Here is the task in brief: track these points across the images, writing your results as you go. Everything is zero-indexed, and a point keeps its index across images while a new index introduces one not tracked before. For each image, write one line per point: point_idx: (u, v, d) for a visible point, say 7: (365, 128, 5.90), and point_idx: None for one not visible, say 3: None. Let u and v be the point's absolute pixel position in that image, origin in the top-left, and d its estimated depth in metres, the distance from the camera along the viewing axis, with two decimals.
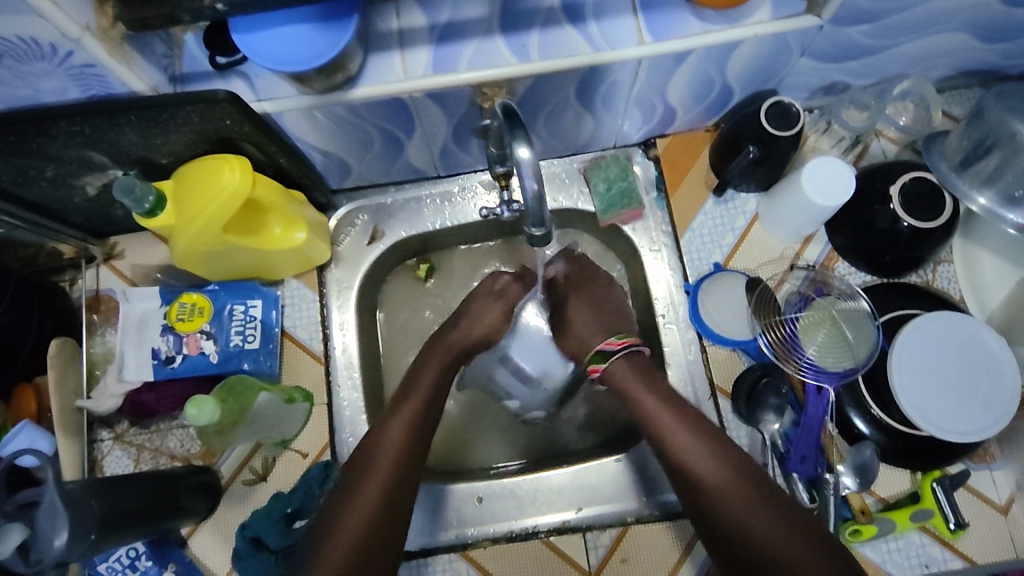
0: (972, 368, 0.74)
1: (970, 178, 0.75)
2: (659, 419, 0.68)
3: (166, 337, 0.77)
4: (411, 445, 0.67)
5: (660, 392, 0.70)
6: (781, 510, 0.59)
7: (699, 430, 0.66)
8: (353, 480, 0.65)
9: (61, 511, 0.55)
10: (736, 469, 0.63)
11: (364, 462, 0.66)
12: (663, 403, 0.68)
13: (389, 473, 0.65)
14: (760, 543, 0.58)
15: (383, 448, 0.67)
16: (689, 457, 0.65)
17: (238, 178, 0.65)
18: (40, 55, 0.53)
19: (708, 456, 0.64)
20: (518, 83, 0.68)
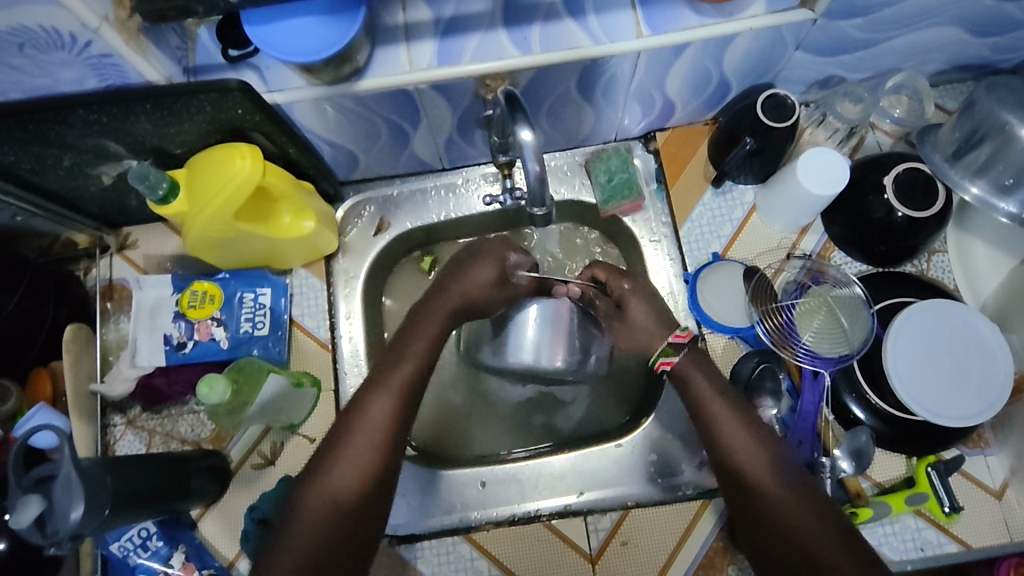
0: (966, 354, 0.76)
1: (963, 168, 0.77)
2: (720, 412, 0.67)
3: (178, 324, 0.79)
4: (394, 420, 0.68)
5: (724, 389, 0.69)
6: (821, 511, 0.61)
7: (749, 423, 0.66)
8: (332, 450, 0.66)
9: (76, 485, 0.57)
10: (782, 464, 0.64)
11: (346, 432, 0.67)
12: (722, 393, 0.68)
13: (370, 448, 0.66)
14: (798, 536, 0.60)
15: (366, 421, 0.67)
16: (735, 447, 0.65)
17: (249, 166, 0.68)
18: (61, 45, 0.55)
19: (755, 446, 0.65)
20: (521, 75, 0.70)
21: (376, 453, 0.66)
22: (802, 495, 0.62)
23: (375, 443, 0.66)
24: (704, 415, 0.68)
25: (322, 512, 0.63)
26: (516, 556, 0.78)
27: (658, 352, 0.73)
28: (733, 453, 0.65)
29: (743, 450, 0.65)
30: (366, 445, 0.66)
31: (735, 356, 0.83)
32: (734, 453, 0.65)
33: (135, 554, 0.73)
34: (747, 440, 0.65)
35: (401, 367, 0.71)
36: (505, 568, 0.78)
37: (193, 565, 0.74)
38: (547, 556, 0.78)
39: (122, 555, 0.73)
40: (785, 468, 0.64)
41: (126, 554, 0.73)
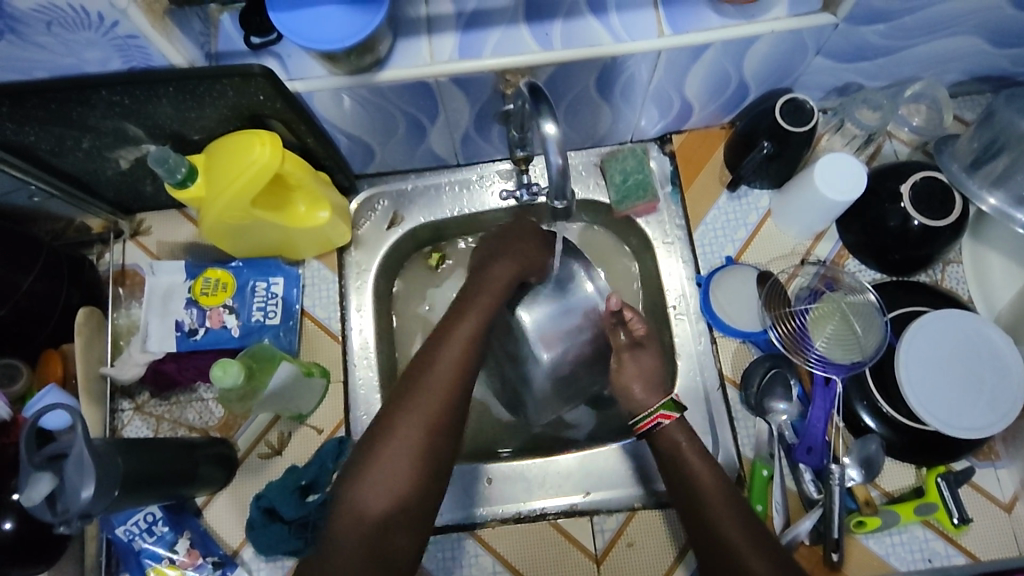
0: (979, 365, 0.75)
1: (982, 178, 0.77)
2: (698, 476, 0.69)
3: (190, 310, 0.79)
4: (443, 422, 0.67)
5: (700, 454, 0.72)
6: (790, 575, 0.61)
7: (720, 478, 0.69)
8: (362, 475, 0.65)
9: (88, 463, 0.57)
10: (753, 524, 0.65)
11: (374, 457, 0.65)
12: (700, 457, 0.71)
13: (402, 471, 0.65)
14: None
15: (395, 445, 0.65)
16: (708, 496, 0.68)
17: (268, 153, 0.68)
18: (87, 24, 0.55)
19: (728, 504, 0.67)
20: (541, 71, 0.70)
21: (407, 481, 0.65)
22: (772, 555, 0.63)
23: (407, 467, 0.65)
24: (680, 474, 0.71)
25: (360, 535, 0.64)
26: (521, 553, 0.77)
27: (660, 403, 0.75)
28: (706, 511, 0.67)
29: (717, 508, 0.67)
30: (395, 471, 0.65)
31: (745, 361, 0.82)
32: (707, 511, 0.67)
33: (141, 539, 0.73)
34: (719, 500, 0.67)
35: (432, 387, 0.68)
36: (514, 570, 0.77)
37: (197, 551, 0.74)
38: (552, 554, 0.77)
39: (128, 539, 0.73)
40: (754, 528, 0.65)
41: (132, 538, 0.73)
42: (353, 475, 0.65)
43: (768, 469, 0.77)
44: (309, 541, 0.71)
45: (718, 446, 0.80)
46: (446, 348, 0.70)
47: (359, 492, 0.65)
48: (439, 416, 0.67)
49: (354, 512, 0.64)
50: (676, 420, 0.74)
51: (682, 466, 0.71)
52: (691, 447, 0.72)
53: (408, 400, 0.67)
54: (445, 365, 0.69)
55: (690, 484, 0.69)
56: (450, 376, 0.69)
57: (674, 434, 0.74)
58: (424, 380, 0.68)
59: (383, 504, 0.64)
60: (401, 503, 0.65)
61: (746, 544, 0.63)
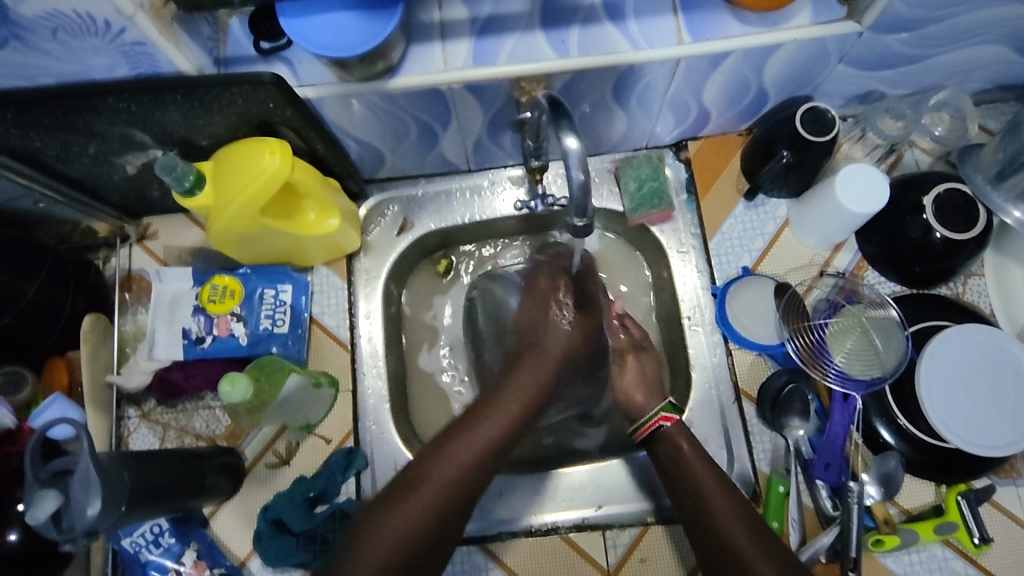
0: (1001, 381, 0.74)
1: (1007, 191, 0.75)
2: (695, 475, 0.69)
3: (197, 318, 0.78)
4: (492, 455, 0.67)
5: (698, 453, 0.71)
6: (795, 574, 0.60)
7: (718, 478, 0.69)
8: (395, 500, 0.63)
9: (94, 479, 0.56)
10: (756, 526, 0.64)
11: (420, 474, 0.65)
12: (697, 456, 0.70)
13: (432, 503, 0.63)
14: None
15: (434, 476, 0.64)
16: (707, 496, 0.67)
17: (278, 162, 0.66)
18: (93, 31, 0.54)
19: (729, 504, 0.66)
20: (557, 78, 0.68)
21: (433, 512, 0.63)
22: (775, 556, 0.61)
23: (438, 499, 0.63)
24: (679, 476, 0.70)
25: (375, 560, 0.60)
26: (532, 567, 0.76)
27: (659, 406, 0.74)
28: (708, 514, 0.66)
29: (719, 511, 0.65)
30: (426, 501, 0.63)
31: (762, 374, 0.81)
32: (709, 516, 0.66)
33: (147, 551, 0.72)
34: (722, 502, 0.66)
35: (485, 432, 0.68)
36: None
37: (204, 563, 0.73)
38: (563, 569, 0.76)
39: (133, 551, 0.72)
40: (757, 529, 0.64)
41: (138, 550, 0.72)
42: (394, 489, 0.64)
43: (785, 485, 0.76)
44: (317, 554, 0.74)
45: (733, 461, 0.79)
46: (507, 394, 0.72)
47: (385, 515, 0.62)
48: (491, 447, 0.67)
49: (377, 533, 0.61)
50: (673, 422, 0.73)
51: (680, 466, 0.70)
52: (689, 449, 0.71)
53: (468, 427, 0.68)
54: (501, 416, 0.70)
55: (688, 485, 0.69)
56: (504, 426, 0.69)
57: (670, 434, 0.72)
58: (488, 415, 0.69)
59: (404, 530, 0.61)
60: (420, 533, 0.62)
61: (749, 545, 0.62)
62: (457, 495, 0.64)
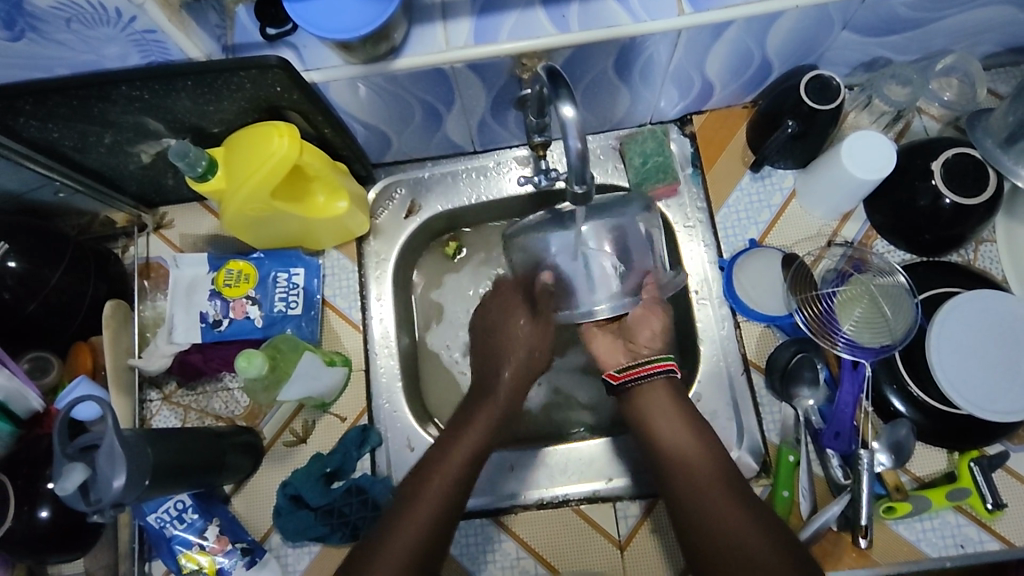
0: (1013, 347, 0.73)
1: (1017, 154, 0.74)
2: (674, 442, 0.70)
3: (213, 302, 0.80)
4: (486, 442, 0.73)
5: (682, 420, 0.71)
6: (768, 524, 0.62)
7: (697, 442, 0.70)
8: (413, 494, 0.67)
9: (119, 453, 0.58)
10: (740, 490, 0.65)
11: (429, 470, 0.69)
12: (678, 421, 0.71)
13: (443, 497, 0.67)
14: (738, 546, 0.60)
15: (434, 482, 0.67)
16: (682, 459, 0.69)
17: (287, 144, 0.68)
18: (106, 20, 0.56)
19: (714, 476, 0.66)
20: (558, 54, 0.69)
21: (440, 513, 0.66)
22: (757, 513, 0.63)
23: (443, 503, 0.66)
24: (661, 445, 0.70)
25: (404, 553, 0.62)
26: (546, 539, 0.78)
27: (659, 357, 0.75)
28: (686, 477, 0.67)
29: (701, 474, 0.67)
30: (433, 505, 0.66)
31: (770, 346, 0.81)
32: (687, 479, 0.67)
33: (171, 526, 0.74)
34: (706, 464, 0.67)
35: (471, 433, 0.73)
36: (537, 555, 0.77)
37: (226, 538, 0.75)
38: (575, 540, 0.77)
39: (159, 526, 0.74)
40: (741, 492, 0.65)
41: (162, 526, 0.74)
42: (410, 487, 0.68)
43: (795, 454, 0.76)
44: (334, 528, 0.76)
45: (743, 432, 0.79)
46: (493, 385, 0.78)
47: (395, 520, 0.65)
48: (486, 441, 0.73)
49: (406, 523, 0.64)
50: (669, 372, 0.74)
51: (657, 431, 0.71)
52: (677, 413, 0.72)
53: (466, 426, 0.73)
54: (477, 428, 0.73)
55: (666, 451, 0.70)
56: (481, 440, 0.72)
57: (664, 416, 0.72)
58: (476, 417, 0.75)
59: (417, 533, 0.64)
60: (430, 533, 0.64)
61: (730, 508, 0.63)
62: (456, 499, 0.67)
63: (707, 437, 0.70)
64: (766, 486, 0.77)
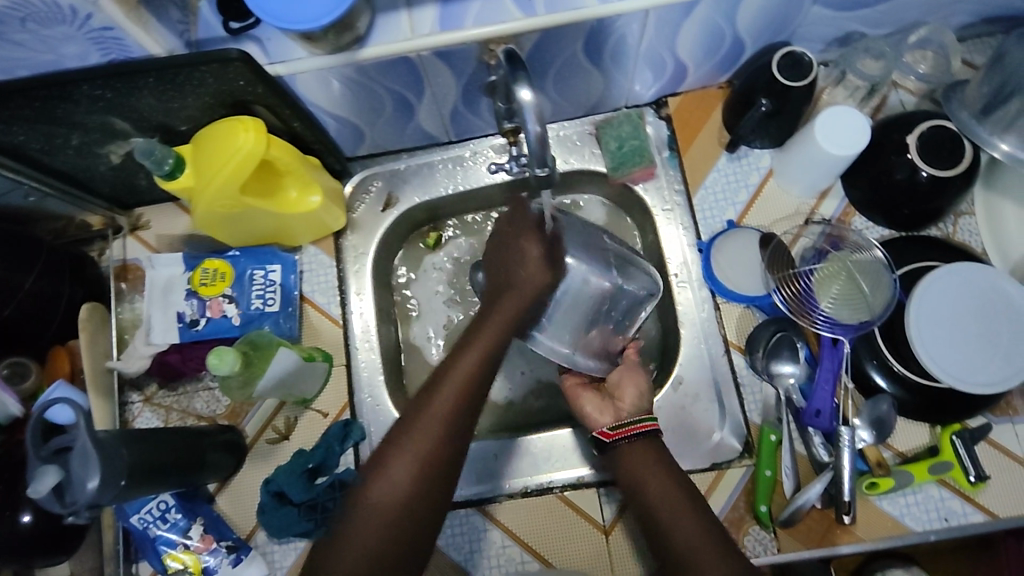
0: (993, 319, 0.73)
1: (992, 124, 0.73)
2: (654, 496, 0.67)
3: (190, 301, 0.80)
4: (470, 393, 0.64)
5: (665, 473, 0.68)
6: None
7: (679, 492, 0.66)
8: (381, 462, 0.61)
9: (92, 456, 0.58)
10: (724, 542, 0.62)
11: (399, 435, 0.62)
12: (659, 473, 0.68)
13: (417, 466, 0.61)
14: None
15: (404, 458, 0.61)
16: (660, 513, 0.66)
17: (252, 139, 0.67)
18: (62, 18, 0.55)
19: (697, 530, 0.63)
20: (525, 38, 0.68)
21: (408, 498, 0.60)
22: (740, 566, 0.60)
23: (414, 485, 0.60)
24: (645, 497, 0.67)
25: (370, 537, 0.58)
26: (531, 527, 0.78)
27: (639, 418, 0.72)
28: (667, 536, 0.64)
29: (680, 534, 0.63)
30: (400, 491, 0.60)
31: (750, 326, 0.81)
32: (669, 528, 0.64)
33: (155, 526, 0.74)
34: (686, 521, 0.64)
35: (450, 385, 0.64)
36: (523, 543, 0.77)
37: (211, 536, 0.75)
38: (562, 527, 0.77)
39: (142, 527, 0.74)
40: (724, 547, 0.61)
41: (146, 526, 0.74)
42: (380, 456, 0.62)
43: (776, 434, 0.76)
44: (319, 523, 0.76)
45: (725, 414, 0.79)
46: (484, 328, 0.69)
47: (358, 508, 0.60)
48: (469, 393, 0.64)
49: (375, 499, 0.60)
50: (652, 432, 0.71)
51: (637, 483, 0.68)
52: (657, 468, 0.68)
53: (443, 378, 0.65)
54: (450, 394, 0.64)
55: (647, 506, 0.67)
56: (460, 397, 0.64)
57: (644, 470, 0.68)
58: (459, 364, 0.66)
59: (383, 524, 0.59)
60: (398, 522, 0.59)
61: (713, 560, 0.60)
62: (432, 478, 0.61)
63: (686, 490, 0.67)
64: (750, 466, 0.77)
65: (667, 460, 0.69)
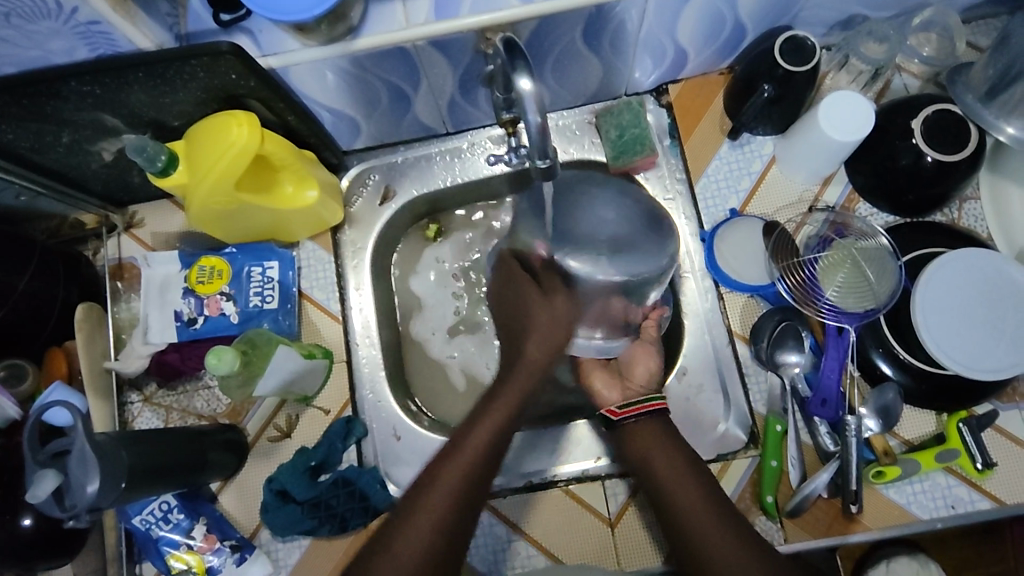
0: (1000, 305, 0.72)
1: (998, 107, 0.72)
2: (655, 462, 0.67)
3: (187, 300, 0.79)
4: (493, 454, 0.64)
5: (667, 442, 0.68)
6: (753, 539, 0.60)
7: (681, 457, 0.67)
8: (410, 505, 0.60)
9: (90, 461, 0.57)
10: (726, 512, 0.62)
11: (427, 484, 0.61)
12: (660, 441, 0.68)
13: (441, 514, 0.59)
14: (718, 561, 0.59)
15: (429, 507, 0.59)
16: (660, 476, 0.66)
17: (246, 134, 0.66)
18: (46, 13, 0.54)
19: (698, 493, 0.64)
20: (523, 26, 0.66)
21: (432, 545, 0.58)
22: (737, 528, 0.61)
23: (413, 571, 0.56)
24: (647, 463, 0.67)
25: None
26: (537, 521, 0.77)
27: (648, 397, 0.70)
28: (671, 507, 0.64)
29: (682, 502, 0.64)
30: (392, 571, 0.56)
31: (754, 316, 0.80)
32: (669, 493, 0.65)
33: (158, 527, 0.74)
34: (689, 489, 0.64)
35: (474, 437, 0.65)
36: (528, 536, 0.77)
37: (214, 536, 0.75)
38: (567, 520, 0.77)
39: (144, 528, 0.74)
40: (726, 517, 0.62)
41: (149, 527, 0.74)
42: (406, 502, 0.61)
43: (782, 424, 0.75)
44: (323, 520, 0.75)
45: (730, 405, 0.78)
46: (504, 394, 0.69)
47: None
48: (490, 451, 0.64)
49: (399, 545, 0.57)
50: (660, 411, 0.69)
51: (638, 454, 0.68)
52: (662, 439, 0.68)
53: (466, 433, 0.65)
54: (476, 446, 0.64)
55: (646, 470, 0.67)
56: (485, 453, 0.64)
57: (647, 440, 0.68)
58: (482, 422, 0.66)
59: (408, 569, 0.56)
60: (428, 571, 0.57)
61: (713, 524, 0.61)
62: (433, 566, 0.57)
63: (689, 462, 0.67)
64: (755, 457, 0.77)
65: (670, 430, 0.69)
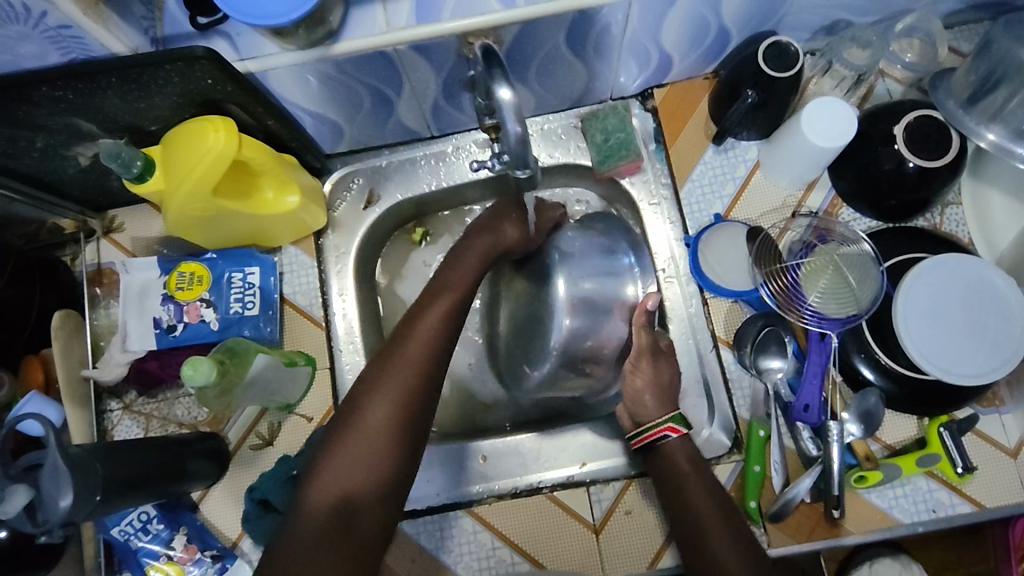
0: (980, 309, 0.72)
1: (979, 113, 0.72)
2: (688, 488, 0.68)
3: (167, 306, 0.78)
4: (439, 348, 0.68)
5: (701, 472, 0.69)
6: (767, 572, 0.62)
7: (712, 489, 0.68)
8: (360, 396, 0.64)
9: (63, 473, 0.56)
10: (751, 552, 0.64)
11: (377, 376, 0.65)
12: (693, 468, 0.69)
13: (391, 402, 0.64)
14: None
15: (380, 399, 0.64)
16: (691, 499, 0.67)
17: (223, 139, 0.65)
18: (14, 17, 0.53)
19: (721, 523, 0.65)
20: (505, 30, 0.66)
21: (385, 431, 0.63)
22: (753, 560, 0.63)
23: (363, 463, 0.61)
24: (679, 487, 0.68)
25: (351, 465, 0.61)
26: (522, 529, 0.77)
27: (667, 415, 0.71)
28: (705, 534, 0.65)
29: (715, 533, 0.65)
30: (329, 500, 0.60)
31: (738, 321, 0.80)
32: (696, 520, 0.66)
33: (137, 538, 0.73)
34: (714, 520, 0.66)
35: (418, 332, 0.68)
36: (513, 544, 0.76)
37: (195, 547, 0.74)
38: (552, 528, 0.77)
39: (124, 539, 0.73)
40: (753, 556, 0.63)
41: (127, 538, 0.73)
42: (358, 393, 0.65)
43: (765, 429, 0.75)
44: None
45: (714, 410, 0.78)
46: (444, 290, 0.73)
47: (299, 516, 0.59)
48: (436, 343, 0.68)
49: (356, 432, 0.62)
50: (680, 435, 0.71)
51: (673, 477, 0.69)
52: (696, 468, 0.69)
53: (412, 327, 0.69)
54: (421, 337, 0.68)
55: (678, 495, 0.68)
56: (429, 346, 0.68)
57: (683, 466, 0.69)
58: (424, 313, 0.70)
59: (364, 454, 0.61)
60: (384, 454, 0.62)
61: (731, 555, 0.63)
62: (384, 459, 0.62)
63: (720, 497, 0.68)
64: (739, 461, 0.77)
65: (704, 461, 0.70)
